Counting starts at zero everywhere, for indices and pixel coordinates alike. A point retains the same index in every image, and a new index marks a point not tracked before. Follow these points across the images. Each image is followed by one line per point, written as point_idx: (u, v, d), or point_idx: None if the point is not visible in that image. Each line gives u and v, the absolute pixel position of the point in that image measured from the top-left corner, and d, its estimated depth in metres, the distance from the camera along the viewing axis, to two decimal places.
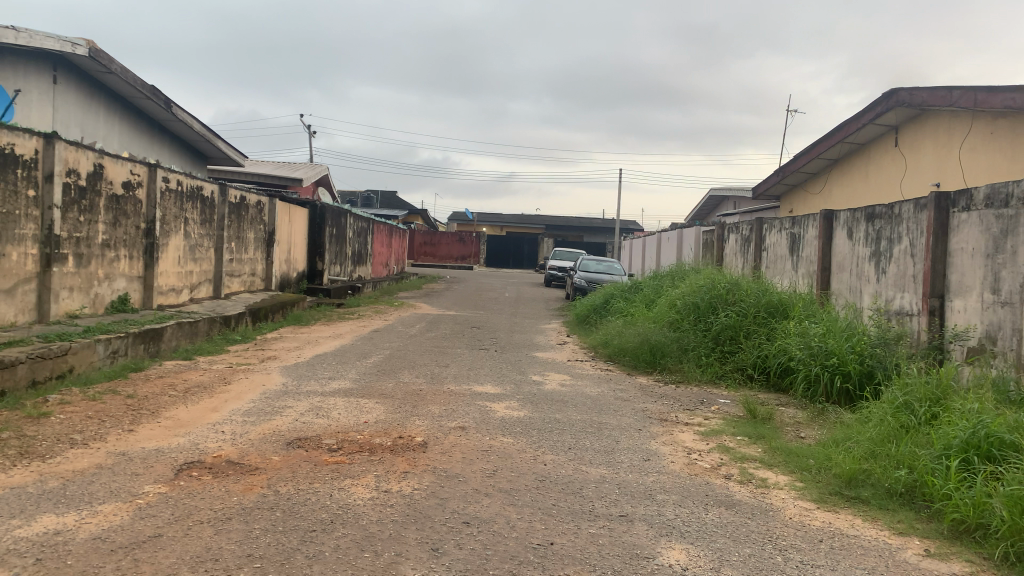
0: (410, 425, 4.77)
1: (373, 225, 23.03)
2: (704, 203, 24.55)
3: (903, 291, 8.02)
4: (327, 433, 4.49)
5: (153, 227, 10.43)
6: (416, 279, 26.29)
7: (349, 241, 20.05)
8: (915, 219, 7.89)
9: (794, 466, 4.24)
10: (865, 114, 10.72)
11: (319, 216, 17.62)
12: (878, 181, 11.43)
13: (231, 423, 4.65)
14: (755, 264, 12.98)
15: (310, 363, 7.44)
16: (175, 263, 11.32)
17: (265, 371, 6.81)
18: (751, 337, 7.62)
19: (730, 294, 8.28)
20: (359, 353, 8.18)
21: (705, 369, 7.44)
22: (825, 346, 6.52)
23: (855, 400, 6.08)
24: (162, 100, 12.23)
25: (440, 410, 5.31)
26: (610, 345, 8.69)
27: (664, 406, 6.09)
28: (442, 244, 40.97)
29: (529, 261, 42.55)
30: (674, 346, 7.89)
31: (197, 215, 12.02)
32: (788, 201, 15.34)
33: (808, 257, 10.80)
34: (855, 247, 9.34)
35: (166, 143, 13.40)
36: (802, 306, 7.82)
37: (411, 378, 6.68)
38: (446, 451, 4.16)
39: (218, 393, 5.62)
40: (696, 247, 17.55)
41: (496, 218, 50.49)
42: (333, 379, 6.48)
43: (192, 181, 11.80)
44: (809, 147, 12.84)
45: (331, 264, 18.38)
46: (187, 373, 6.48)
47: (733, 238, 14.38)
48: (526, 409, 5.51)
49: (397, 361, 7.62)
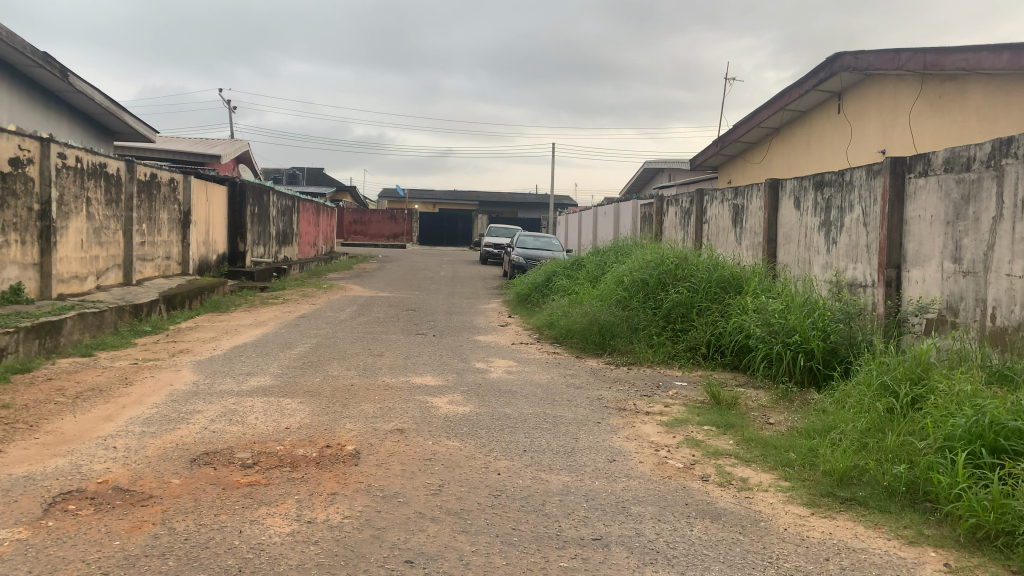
0: (339, 430, 4.15)
1: (299, 203, 21.94)
2: (639, 176, 24.28)
3: (855, 262, 7.75)
4: (240, 445, 3.83)
5: (49, 209, 9.41)
6: (346, 259, 25.33)
7: (273, 220, 18.98)
8: (868, 187, 7.60)
9: (776, 463, 3.80)
10: (808, 80, 10.45)
11: (240, 194, 16.56)
12: (820, 149, 11.24)
13: (126, 436, 3.94)
14: (697, 236, 12.66)
15: (227, 357, 6.69)
16: (77, 248, 10.30)
17: (174, 368, 6.06)
18: (705, 313, 7.22)
19: (680, 269, 7.85)
20: (283, 343, 7.45)
21: (657, 349, 7.01)
22: (786, 323, 6.12)
23: (820, 379, 5.72)
24: (57, 68, 11.11)
25: (374, 409, 4.70)
26: (556, 327, 8.18)
27: (620, 393, 5.61)
28: (373, 222, 39.93)
29: (463, 238, 41.74)
30: (624, 326, 7.43)
31: (100, 195, 10.98)
32: (726, 171, 15.11)
33: (752, 228, 10.51)
34: (803, 217, 9.05)
35: (64, 116, 12.27)
36: (756, 280, 7.43)
37: (341, 370, 6.04)
38: (381, 463, 3.57)
39: (116, 397, 4.85)
40: (634, 221, 17.17)
41: (428, 194, 49.51)
42: (251, 376, 5.77)
43: (93, 157, 10.74)
44: (749, 115, 12.57)
45: (254, 246, 17.37)
46: (82, 372, 5.66)
47: (673, 211, 14.05)
48: (471, 404, 4.94)
49: (325, 352, 6.94)
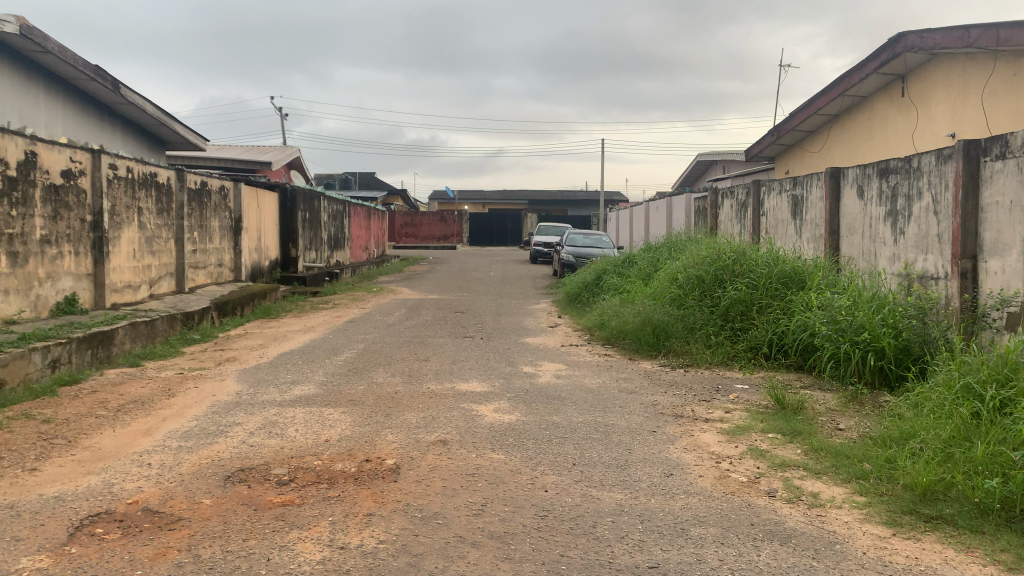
0: (380, 443, 3.97)
1: (350, 207, 22.06)
2: (692, 169, 23.76)
3: (926, 253, 7.28)
4: (277, 461, 3.68)
5: (101, 220, 9.52)
6: (397, 262, 25.39)
7: (324, 225, 19.08)
8: (938, 172, 7.13)
9: (849, 475, 3.48)
10: (869, 63, 9.95)
11: (290, 200, 16.67)
12: (883, 135, 10.69)
13: (161, 451, 3.82)
14: (753, 230, 12.21)
15: (273, 365, 6.60)
16: (130, 258, 10.42)
17: (219, 377, 5.98)
18: (765, 311, 6.86)
19: (737, 265, 7.50)
20: (330, 350, 7.35)
21: (714, 349, 6.70)
22: (854, 320, 5.73)
23: (893, 379, 5.34)
24: (109, 81, 11.28)
25: (418, 419, 4.51)
26: (608, 328, 7.90)
27: (676, 397, 5.32)
28: (424, 224, 40.09)
29: (514, 238, 41.56)
30: (679, 326, 7.12)
31: (152, 204, 11.10)
32: (783, 161, 14.59)
33: (812, 220, 10.05)
34: (868, 207, 8.58)
35: (117, 128, 12.47)
36: (819, 274, 7.04)
37: (385, 377, 5.88)
38: (421, 479, 3.38)
39: (157, 410, 4.76)
40: (688, 216, 16.73)
41: (478, 195, 49.53)
42: (295, 385, 5.65)
43: (144, 167, 10.85)
44: (806, 102, 12.09)
45: (306, 251, 17.48)
46: (127, 384, 5.62)
47: (728, 204, 13.60)
48: (519, 412, 4.71)
49: (371, 357, 6.80)
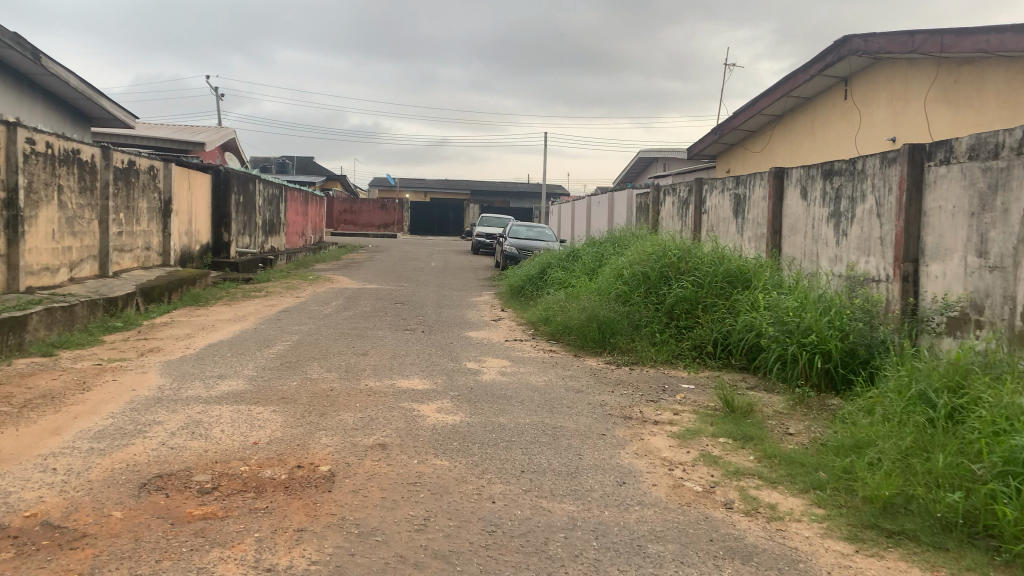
0: (313, 446, 3.70)
1: (286, 192, 21.39)
2: (634, 165, 23.86)
3: (868, 255, 7.32)
4: (199, 466, 3.37)
5: (15, 197, 8.88)
6: (334, 249, 24.79)
7: (259, 209, 18.45)
8: (882, 175, 7.16)
9: (806, 486, 3.38)
10: (814, 64, 10.04)
11: (224, 183, 16.02)
12: (825, 137, 10.79)
13: (70, 454, 3.47)
14: (696, 227, 12.22)
15: (200, 357, 6.21)
16: (48, 239, 9.78)
17: (140, 370, 5.58)
18: (711, 309, 6.78)
19: (683, 263, 7.41)
20: (262, 341, 6.98)
21: (659, 347, 6.59)
22: (800, 321, 5.67)
23: (838, 382, 5.30)
24: (28, 50, 10.55)
25: (355, 420, 4.24)
26: (551, 323, 7.72)
27: (624, 398, 5.17)
28: (363, 211, 39.38)
29: (454, 228, 41.18)
30: (625, 323, 6.98)
31: (73, 182, 10.45)
32: (725, 159, 14.67)
33: (755, 219, 10.08)
34: (811, 208, 8.62)
35: (37, 100, 11.72)
36: (764, 274, 6.99)
37: (321, 372, 5.58)
38: (359, 489, 3.13)
39: (68, 406, 4.37)
40: (630, 211, 16.72)
41: (419, 183, 48.94)
42: (223, 380, 5.29)
43: (66, 143, 10.19)
44: (750, 101, 12.14)
45: (239, 236, 16.85)
46: (36, 376, 5.17)
47: (671, 201, 13.60)
48: (462, 412, 4.49)
49: (306, 350, 6.48)
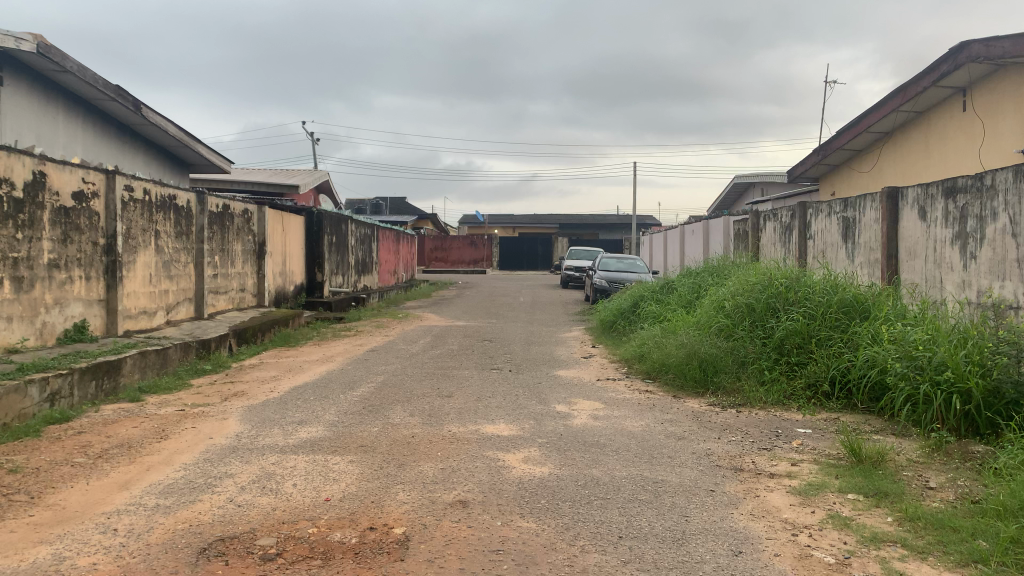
0: (388, 504, 3.38)
1: (377, 231, 21.66)
2: (728, 192, 23.10)
3: (1003, 279, 6.55)
4: (265, 527, 3.09)
5: (114, 243, 9.12)
6: (425, 287, 24.90)
7: (351, 249, 18.68)
8: (1016, 190, 6.42)
9: (964, 558, 2.80)
10: (926, 75, 9.34)
11: (316, 224, 16.28)
12: (942, 152, 9.98)
13: (133, 512, 3.26)
14: (800, 254, 11.50)
15: (282, 401, 6.05)
16: (145, 283, 10.01)
17: (221, 416, 5.43)
18: (826, 344, 6.18)
19: (792, 293, 6.84)
20: (347, 383, 6.78)
21: (768, 387, 6.04)
22: (932, 356, 5.02)
23: (982, 425, 4.63)
24: (130, 102, 11.00)
25: (435, 471, 3.91)
26: (648, 360, 7.24)
27: (732, 446, 4.65)
28: (454, 248, 39.74)
29: (544, 262, 40.97)
30: (729, 359, 6.46)
31: (170, 228, 10.72)
32: (829, 182, 13.88)
33: (867, 243, 9.34)
34: (931, 229, 7.88)
35: (139, 149, 12.19)
36: (885, 303, 6.34)
37: (403, 417, 5.30)
38: (433, 558, 2.77)
39: (142, 456, 4.21)
40: (727, 239, 16.01)
41: (508, 219, 49.15)
42: (302, 426, 5.07)
43: (163, 189, 10.49)
44: (855, 119, 11.43)
45: (332, 275, 17.07)
46: (118, 423, 5.07)
47: (771, 227, 12.91)
48: (552, 464, 4.09)
49: (389, 393, 6.23)
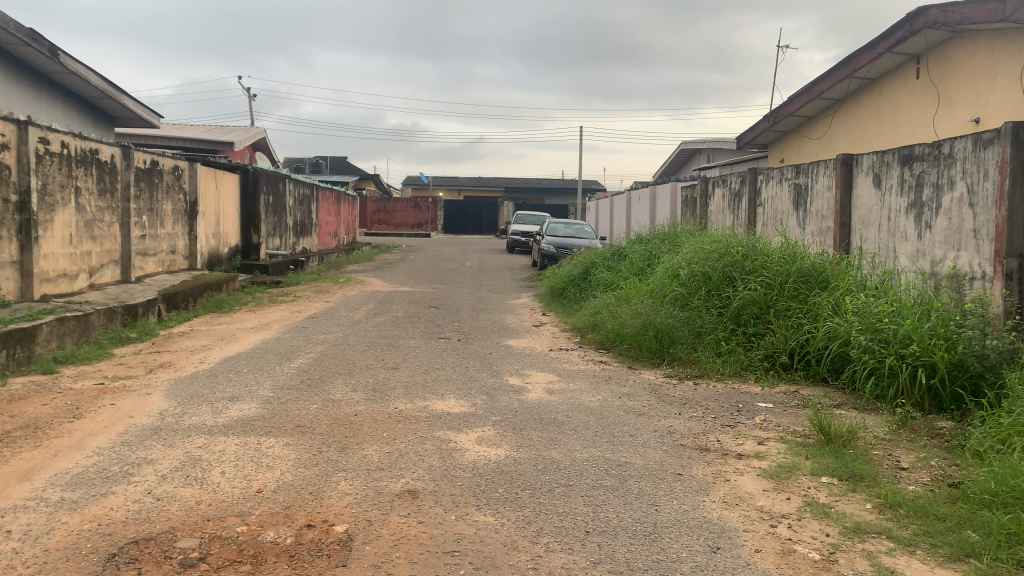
0: (328, 495, 3.03)
1: (318, 192, 20.90)
2: (674, 158, 23.01)
3: (958, 249, 6.48)
4: (187, 526, 2.71)
5: (28, 200, 8.39)
6: (367, 250, 24.26)
7: (289, 210, 17.96)
8: (975, 158, 6.31)
9: (956, 553, 2.61)
10: (881, 41, 9.21)
11: (252, 183, 15.54)
12: (894, 120, 9.92)
13: (33, 510, 2.84)
14: (749, 222, 11.40)
15: (213, 374, 5.61)
16: (65, 244, 9.31)
17: (144, 391, 4.96)
18: (785, 314, 6.01)
19: (749, 261, 6.65)
20: (283, 354, 6.35)
21: (726, 358, 5.85)
22: (897, 328, 4.87)
23: (947, 401, 4.49)
24: (46, 47, 10.13)
25: (380, 456, 3.58)
26: (601, 330, 6.99)
27: (694, 422, 4.42)
28: (396, 211, 38.96)
29: (488, 226, 40.51)
30: (685, 329, 6.24)
31: (92, 184, 9.98)
32: (777, 149, 13.81)
33: (818, 211, 9.25)
34: (885, 198, 7.78)
35: (57, 100, 11.32)
36: (843, 273, 6.19)
37: (345, 392, 4.93)
38: (379, 563, 2.45)
39: (50, 439, 3.75)
40: (675, 205, 15.87)
41: (452, 181, 48.41)
42: (234, 403, 4.65)
43: (83, 143, 9.72)
44: (807, 85, 11.29)
45: (269, 237, 16.38)
46: (24, 401, 4.57)
47: (720, 193, 12.77)
48: (508, 445, 3.79)
49: (330, 365, 5.84)
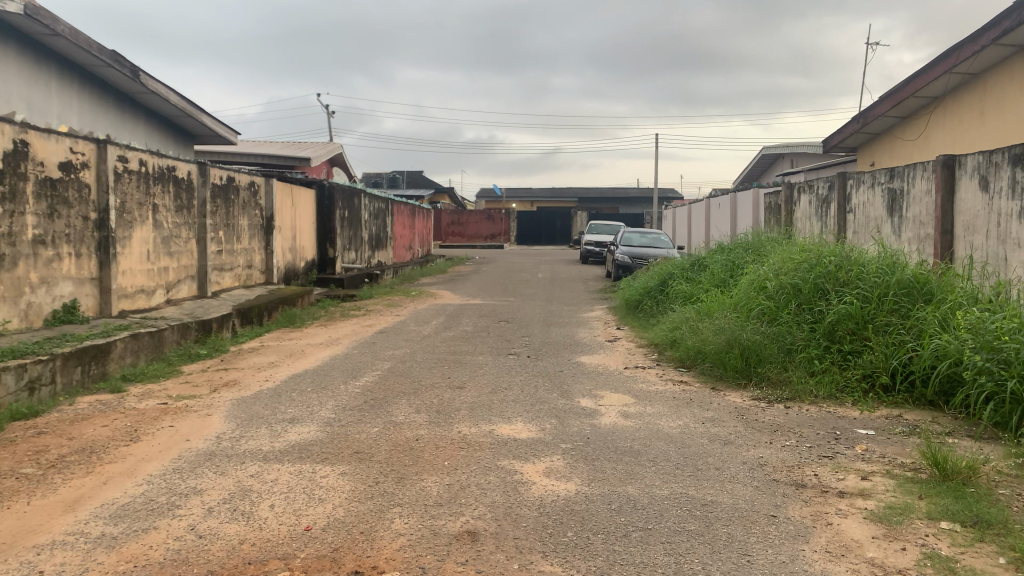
0: (380, 536, 2.77)
1: (392, 205, 21.02)
2: (754, 164, 22.19)
3: None
4: (225, 570, 2.49)
5: (107, 218, 8.54)
6: (441, 262, 24.27)
7: (364, 224, 18.06)
8: None
9: None
10: (985, 33, 8.50)
11: (327, 197, 15.67)
12: (1000, 117, 9.14)
13: (71, 547, 2.68)
14: (839, 229, 10.74)
15: (277, 392, 5.47)
16: (143, 260, 9.45)
17: (205, 412, 4.84)
18: (885, 330, 5.49)
19: (844, 273, 6.14)
20: (349, 371, 6.18)
21: (819, 380, 5.38)
22: (1020, 348, 4.31)
23: None
24: (128, 68, 10.38)
25: (440, 489, 3.30)
26: (681, 347, 6.59)
27: (788, 453, 3.99)
28: (471, 223, 39.06)
29: (563, 237, 40.15)
30: (774, 347, 5.79)
31: (169, 201, 10.14)
32: (867, 152, 13.05)
33: (916, 217, 8.57)
34: (994, 201, 7.10)
35: (139, 120, 11.60)
36: (951, 285, 5.61)
37: (409, 414, 4.69)
38: None
39: (103, 465, 3.63)
40: (757, 213, 15.21)
41: (526, 192, 48.28)
42: (293, 425, 4.47)
43: (161, 161, 9.89)
44: (901, 83, 10.58)
45: (344, 251, 16.48)
46: (87, 421, 4.50)
47: (806, 200, 12.13)
48: (579, 478, 3.46)
49: (396, 383, 5.63)
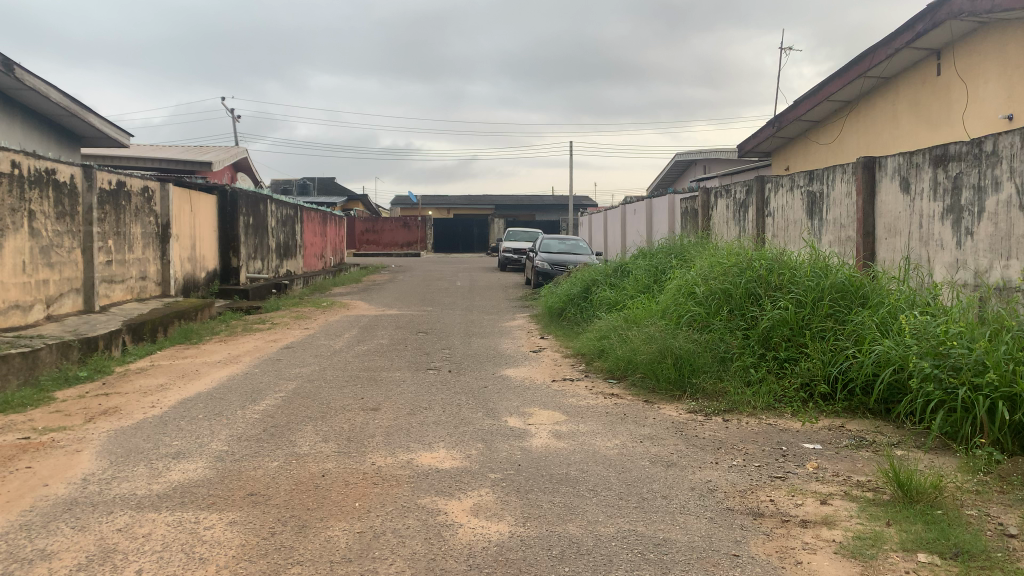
0: None
1: (302, 212, 20.13)
2: (668, 170, 22.37)
3: (1009, 258, 5.74)
4: None
5: None
6: (355, 271, 23.46)
7: (272, 232, 17.17)
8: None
9: None
10: (899, 36, 8.55)
11: (230, 203, 14.75)
12: (913, 121, 9.24)
13: None
14: (758, 233, 10.69)
15: (163, 421, 4.79)
16: (16, 272, 8.48)
17: (73, 448, 4.14)
18: (821, 336, 5.26)
19: (775, 277, 5.91)
20: (250, 394, 5.54)
21: (757, 390, 5.09)
22: (966, 351, 4.11)
23: None
24: (1, 60, 9.38)
25: (349, 540, 2.78)
26: (610, 357, 6.23)
27: (738, 475, 3.64)
28: (385, 231, 38.21)
29: (480, 244, 39.76)
30: (707, 356, 5.49)
31: (48, 206, 9.18)
32: (782, 157, 13.15)
33: (837, 220, 8.53)
34: (915, 202, 7.05)
35: (15, 119, 10.54)
36: (885, 288, 5.45)
37: (314, 443, 4.13)
38: None
39: None
40: (674, 219, 15.16)
41: (442, 200, 47.70)
42: (178, 462, 3.84)
43: (37, 162, 8.93)
44: (816, 87, 10.64)
45: (249, 260, 15.57)
46: None
47: (724, 204, 12.08)
48: (513, 518, 3.00)
49: (302, 407, 5.04)
